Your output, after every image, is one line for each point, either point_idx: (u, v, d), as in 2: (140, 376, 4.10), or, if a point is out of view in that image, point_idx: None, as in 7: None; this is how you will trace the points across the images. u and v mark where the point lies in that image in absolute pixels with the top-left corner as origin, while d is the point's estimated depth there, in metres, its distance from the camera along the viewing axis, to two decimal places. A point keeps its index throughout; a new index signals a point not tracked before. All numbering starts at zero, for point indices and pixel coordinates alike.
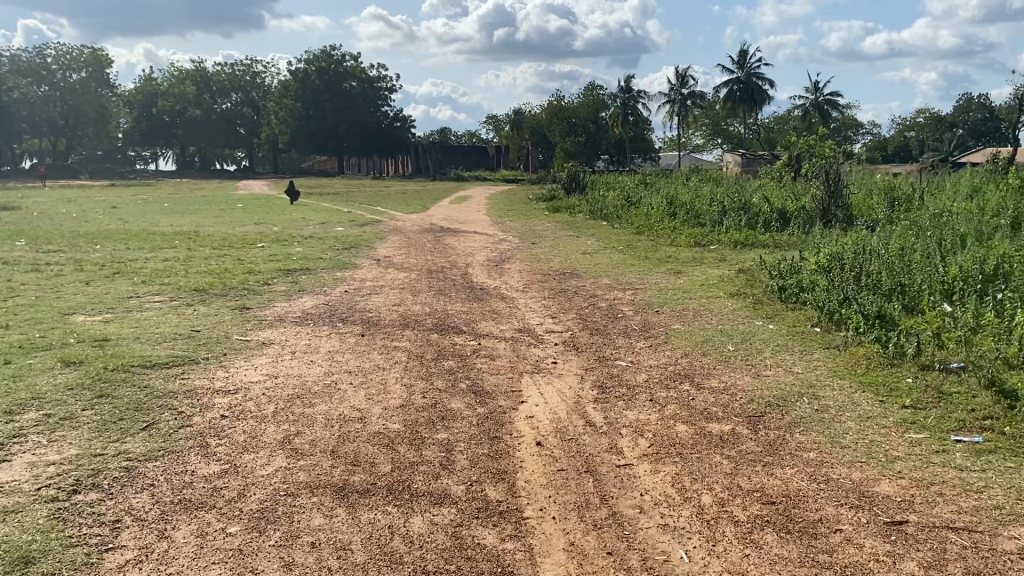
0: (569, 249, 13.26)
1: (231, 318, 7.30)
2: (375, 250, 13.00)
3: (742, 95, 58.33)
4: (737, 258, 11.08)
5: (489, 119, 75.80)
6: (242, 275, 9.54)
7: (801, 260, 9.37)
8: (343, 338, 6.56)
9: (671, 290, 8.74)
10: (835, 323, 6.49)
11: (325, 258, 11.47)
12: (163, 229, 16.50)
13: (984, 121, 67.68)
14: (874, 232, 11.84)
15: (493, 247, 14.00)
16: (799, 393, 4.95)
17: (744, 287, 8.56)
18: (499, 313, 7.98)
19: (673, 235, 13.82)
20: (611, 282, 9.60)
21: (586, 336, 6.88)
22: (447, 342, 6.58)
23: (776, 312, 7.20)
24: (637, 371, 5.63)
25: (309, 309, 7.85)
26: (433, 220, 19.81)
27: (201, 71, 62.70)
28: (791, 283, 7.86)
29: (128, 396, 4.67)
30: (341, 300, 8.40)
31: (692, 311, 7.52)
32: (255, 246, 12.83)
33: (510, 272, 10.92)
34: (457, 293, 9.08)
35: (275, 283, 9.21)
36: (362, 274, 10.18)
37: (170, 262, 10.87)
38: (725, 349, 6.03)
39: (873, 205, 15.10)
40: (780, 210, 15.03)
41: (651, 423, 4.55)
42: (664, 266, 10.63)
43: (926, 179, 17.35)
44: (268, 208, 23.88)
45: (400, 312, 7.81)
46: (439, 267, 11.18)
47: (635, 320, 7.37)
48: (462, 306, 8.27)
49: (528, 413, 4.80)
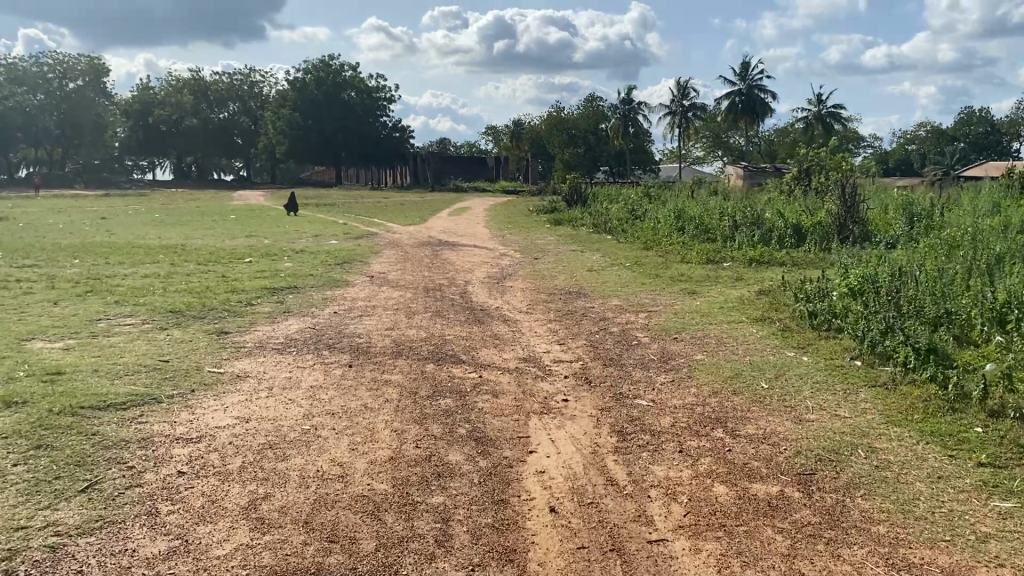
0: (574, 265, 12.61)
1: (206, 346, 6.62)
2: (370, 265, 12.34)
3: (743, 108, 57.88)
4: (754, 277, 10.43)
5: (488, 130, 75.36)
6: (225, 294, 8.87)
7: (828, 282, 8.69)
8: (329, 370, 5.88)
9: (688, 314, 8.09)
10: (878, 357, 5.82)
11: (315, 275, 10.80)
12: (151, 241, 15.86)
13: (984, 135, 67.19)
14: (896, 251, 11.17)
15: (493, 262, 13.34)
16: (852, 444, 4.26)
17: (767, 312, 7.89)
18: (501, 338, 7.29)
19: (682, 251, 13.17)
20: (621, 303, 8.93)
21: (598, 368, 6.20)
22: (445, 375, 5.90)
23: (808, 342, 6.53)
24: (660, 414, 4.97)
25: (293, 334, 7.17)
26: (431, 233, 19.18)
27: (200, 80, 62.63)
28: (822, 309, 7.19)
29: (70, 447, 3.97)
30: (330, 324, 7.72)
31: (714, 340, 6.84)
32: (243, 261, 12.17)
33: (512, 290, 10.26)
34: (456, 314, 8.40)
35: (259, 303, 8.54)
36: (354, 293, 9.50)
37: (151, 278, 10.21)
38: (758, 388, 5.36)
39: (890, 223, 14.44)
40: (794, 225, 14.36)
41: (684, 483, 3.87)
42: (677, 286, 9.96)
43: (943, 194, 16.71)
44: (262, 219, 23.27)
45: (392, 337, 7.12)
46: (437, 285, 10.51)
47: (651, 349, 6.69)
48: (461, 330, 7.59)
49: (538, 468, 4.11)
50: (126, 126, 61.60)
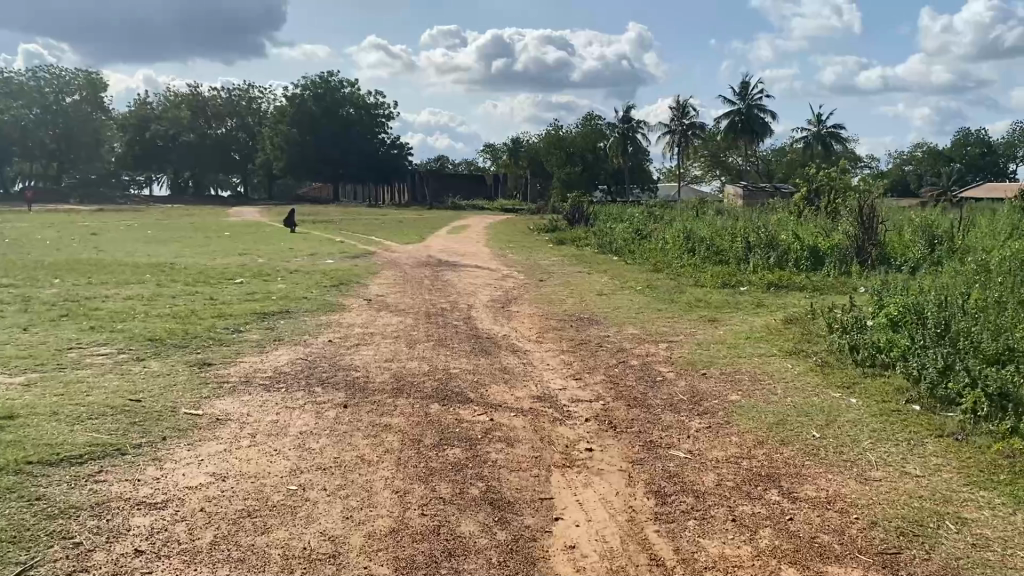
0: (582, 288, 11.98)
1: (185, 381, 5.95)
2: (367, 286, 11.71)
3: (743, 128, 57.56)
4: (776, 304, 9.81)
5: (487, 148, 75.01)
6: (210, 320, 8.22)
7: (861, 311, 8.07)
8: (321, 413, 5.21)
9: (713, 345, 7.46)
10: (938, 401, 5.19)
11: (309, 298, 10.16)
12: (140, 259, 15.22)
13: (981, 156, 66.97)
14: (922, 277, 10.54)
15: (497, 284, 12.71)
16: (937, 513, 3.63)
17: (799, 344, 7.26)
18: (511, 372, 6.63)
19: (695, 275, 12.53)
20: (637, 332, 8.29)
21: (622, 410, 5.55)
22: (451, 418, 5.23)
23: (855, 381, 5.91)
24: (702, 470, 4.35)
25: (283, 368, 6.51)
26: (430, 252, 18.54)
27: (197, 95, 62.21)
28: (865, 342, 6.57)
29: (7, 519, 3.30)
30: (323, 355, 7.05)
31: (748, 379, 6.21)
32: (234, 282, 11.52)
33: (519, 315, 9.62)
34: (460, 344, 7.74)
35: (247, 330, 7.89)
36: (350, 319, 8.83)
37: (133, 300, 9.56)
38: (809, 438, 4.73)
39: (908, 245, 13.86)
40: (811, 247, 13.74)
41: (746, 566, 3.23)
42: (697, 313, 9.33)
43: (959, 213, 16.15)
44: (256, 237, 22.66)
45: (392, 371, 6.44)
46: (438, 309, 9.86)
47: (679, 387, 6.05)
48: (467, 362, 6.93)
49: (568, 543, 3.45)
50: (123, 140, 61.10)
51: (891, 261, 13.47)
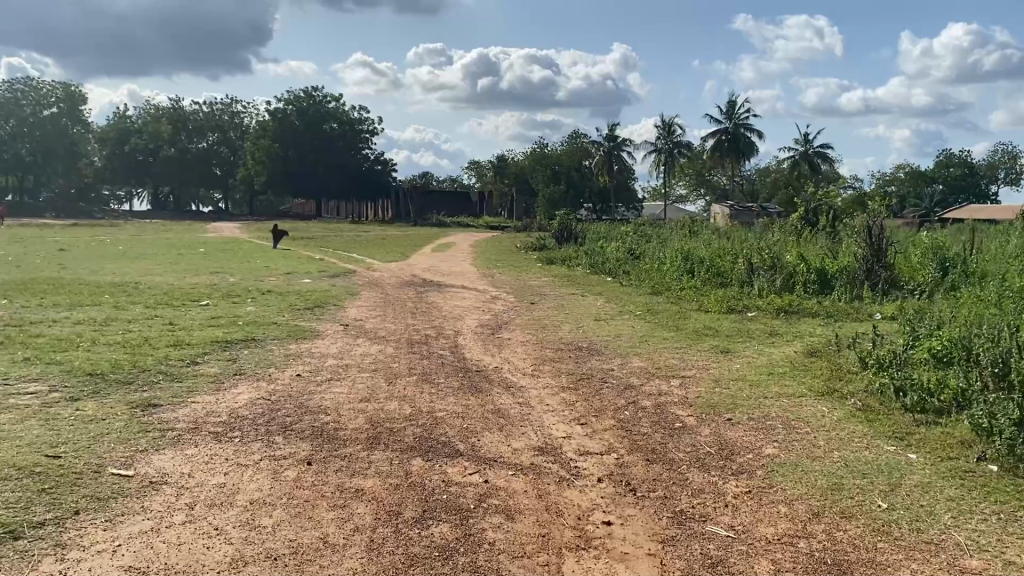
0: (577, 313, 11.13)
1: (120, 428, 5.02)
2: (345, 310, 10.80)
3: (729, 147, 57.23)
4: (791, 333, 8.99)
5: (472, 165, 74.40)
6: (164, 350, 7.30)
7: (892, 342, 7.23)
8: (279, 474, 4.30)
9: (733, 383, 6.61)
10: (1019, 459, 4.33)
11: (280, 323, 9.23)
12: (105, 278, 14.30)
13: (963, 177, 67.00)
14: (941, 305, 9.76)
15: (485, 307, 11.85)
16: None
17: (832, 382, 6.42)
18: (506, 415, 5.73)
19: (698, 299, 11.75)
20: (644, 365, 7.43)
21: (640, 467, 4.67)
22: (436, 479, 4.34)
23: (910, 432, 5.06)
24: (753, 557, 3.48)
25: (239, 412, 5.58)
26: (414, 271, 17.66)
27: (178, 110, 61.18)
28: (911, 382, 5.72)
29: None
30: (289, 394, 6.14)
31: (781, 427, 5.36)
32: (199, 305, 10.58)
33: (511, 344, 8.75)
34: (447, 379, 6.84)
35: (206, 363, 6.97)
36: (323, 348, 7.92)
37: (83, 326, 8.60)
38: (877, 510, 3.87)
39: (918, 268, 13.14)
40: (818, 269, 12.96)
41: None
42: (705, 342, 8.48)
43: (965, 233, 15.47)
44: (232, 254, 21.65)
45: (367, 416, 5.53)
46: (421, 336, 8.96)
47: (703, 437, 5.20)
48: (454, 403, 6.02)
49: None
50: (102, 154, 59.95)
51: (901, 284, 12.72)
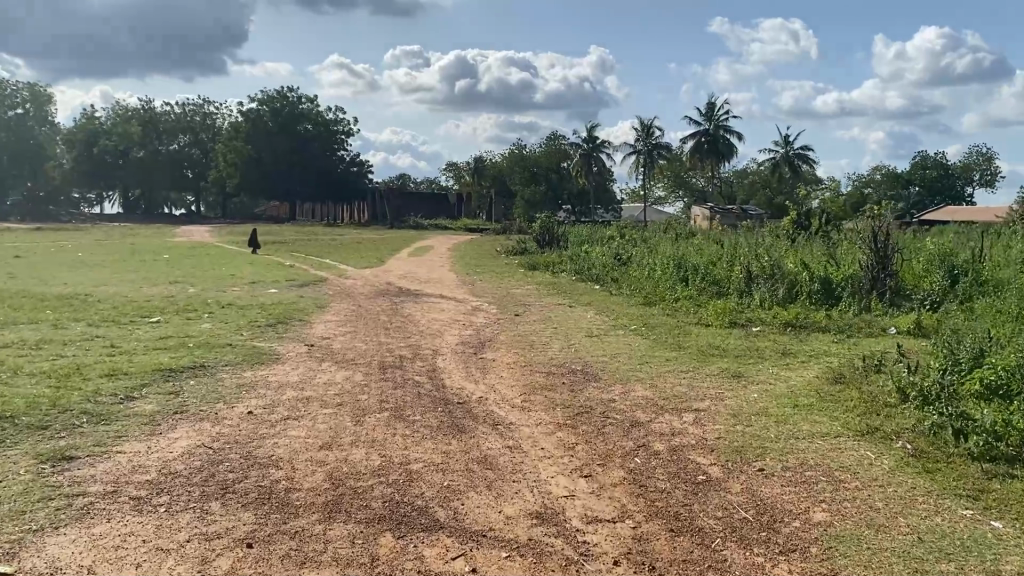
0: (568, 328, 10.21)
1: (16, 494, 4.04)
2: (312, 326, 9.81)
3: (708, 149, 56.70)
4: (805, 354, 8.12)
5: (450, 167, 73.35)
6: (95, 382, 6.28)
7: (929, 368, 6.38)
8: (206, 566, 3.36)
9: (757, 419, 5.72)
10: None
11: (237, 345, 8.22)
12: (54, 289, 13.20)
13: (939, 179, 67.03)
14: (963, 321, 8.95)
15: (466, 321, 10.89)
16: None
17: (871, 419, 5.55)
18: (495, 465, 4.80)
19: (697, 312, 10.90)
20: (648, 395, 6.54)
21: (663, 541, 3.77)
22: (408, 568, 3.41)
23: (986, 490, 4.18)
24: None
25: (172, 467, 4.59)
26: (391, 279, 16.72)
27: (149, 110, 59.70)
28: (973, 424, 4.85)
29: None
30: (236, 439, 5.16)
31: (825, 481, 4.49)
32: (151, 322, 9.55)
33: (495, 367, 7.81)
34: (423, 416, 5.87)
35: (143, 399, 5.97)
36: (282, 377, 6.93)
37: (9, 350, 7.56)
38: None
39: (923, 277, 12.38)
40: (821, 278, 12.12)
41: None
42: (713, 365, 7.61)
43: (966, 238, 14.75)
44: (199, 260, 20.61)
45: (327, 471, 4.58)
46: (394, 359, 7.96)
47: (733, 495, 4.31)
48: (433, 449, 5.08)
49: None
50: (70, 156, 58.35)
51: (907, 294, 11.95)
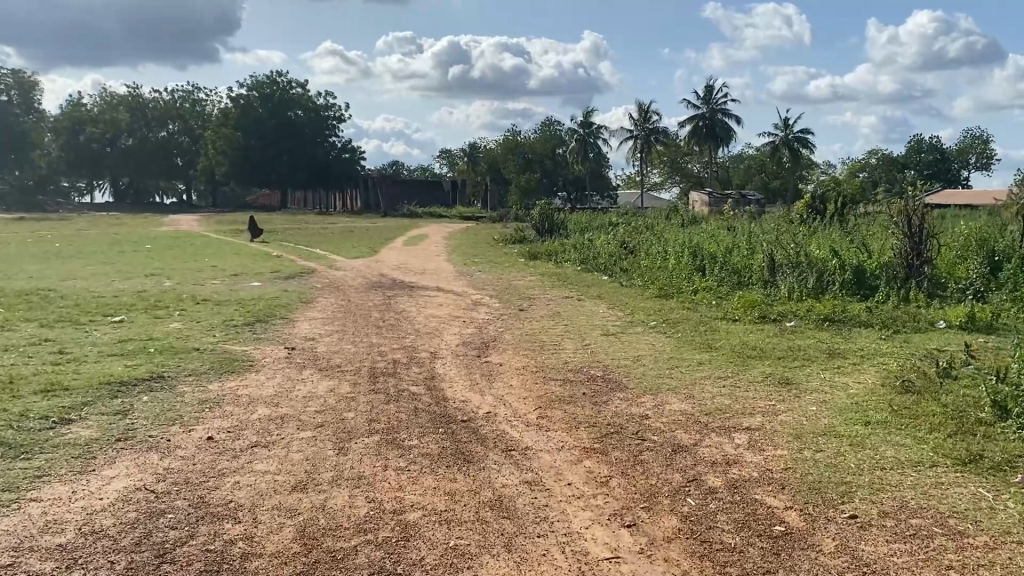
0: (580, 324, 9.16)
1: None
2: (294, 326, 8.74)
3: (706, 133, 55.53)
4: (856, 355, 7.08)
5: (443, 154, 72.07)
6: (25, 402, 5.21)
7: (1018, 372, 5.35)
8: None
9: (827, 442, 4.70)
10: None
11: (206, 351, 7.14)
12: (17, 284, 12.09)
13: (937, 163, 66.12)
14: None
15: (466, 317, 9.84)
16: None
17: (969, 442, 4.54)
18: (513, 512, 3.77)
19: (721, 305, 9.83)
20: (687, 409, 5.50)
21: None
22: None
23: None
24: None
25: (98, 523, 3.55)
26: (383, 269, 15.64)
27: (136, 97, 58.27)
28: None
29: None
30: (187, 478, 4.12)
31: (943, 532, 3.49)
32: (113, 323, 8.47)
33: (503, 373, 6.78)
34: (421, 441, 4.82)
35: (81, 423, 4.90)
36: (255, 390, 5.88)
37: None
38: None
39: (958, 264, 11.37)
40: (853, 266, 11.07)
41: None
42: (755, 370, 6.57)
43: (997, 221, 13.75)
44: (182, 250, 19.50)
45: (297, 526, 3.55)
46: (386, 365, 6.91)
47: (829, 559, 3.30)
48: (433, 488, 4.04)
49: None
50: (56, 144, 56.92)
51: (944, 284, 10.94)
